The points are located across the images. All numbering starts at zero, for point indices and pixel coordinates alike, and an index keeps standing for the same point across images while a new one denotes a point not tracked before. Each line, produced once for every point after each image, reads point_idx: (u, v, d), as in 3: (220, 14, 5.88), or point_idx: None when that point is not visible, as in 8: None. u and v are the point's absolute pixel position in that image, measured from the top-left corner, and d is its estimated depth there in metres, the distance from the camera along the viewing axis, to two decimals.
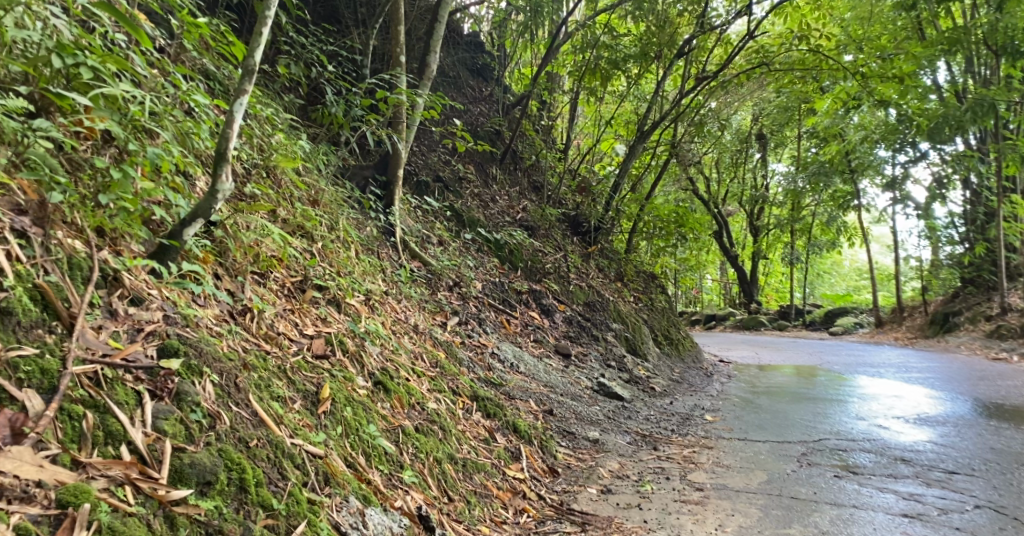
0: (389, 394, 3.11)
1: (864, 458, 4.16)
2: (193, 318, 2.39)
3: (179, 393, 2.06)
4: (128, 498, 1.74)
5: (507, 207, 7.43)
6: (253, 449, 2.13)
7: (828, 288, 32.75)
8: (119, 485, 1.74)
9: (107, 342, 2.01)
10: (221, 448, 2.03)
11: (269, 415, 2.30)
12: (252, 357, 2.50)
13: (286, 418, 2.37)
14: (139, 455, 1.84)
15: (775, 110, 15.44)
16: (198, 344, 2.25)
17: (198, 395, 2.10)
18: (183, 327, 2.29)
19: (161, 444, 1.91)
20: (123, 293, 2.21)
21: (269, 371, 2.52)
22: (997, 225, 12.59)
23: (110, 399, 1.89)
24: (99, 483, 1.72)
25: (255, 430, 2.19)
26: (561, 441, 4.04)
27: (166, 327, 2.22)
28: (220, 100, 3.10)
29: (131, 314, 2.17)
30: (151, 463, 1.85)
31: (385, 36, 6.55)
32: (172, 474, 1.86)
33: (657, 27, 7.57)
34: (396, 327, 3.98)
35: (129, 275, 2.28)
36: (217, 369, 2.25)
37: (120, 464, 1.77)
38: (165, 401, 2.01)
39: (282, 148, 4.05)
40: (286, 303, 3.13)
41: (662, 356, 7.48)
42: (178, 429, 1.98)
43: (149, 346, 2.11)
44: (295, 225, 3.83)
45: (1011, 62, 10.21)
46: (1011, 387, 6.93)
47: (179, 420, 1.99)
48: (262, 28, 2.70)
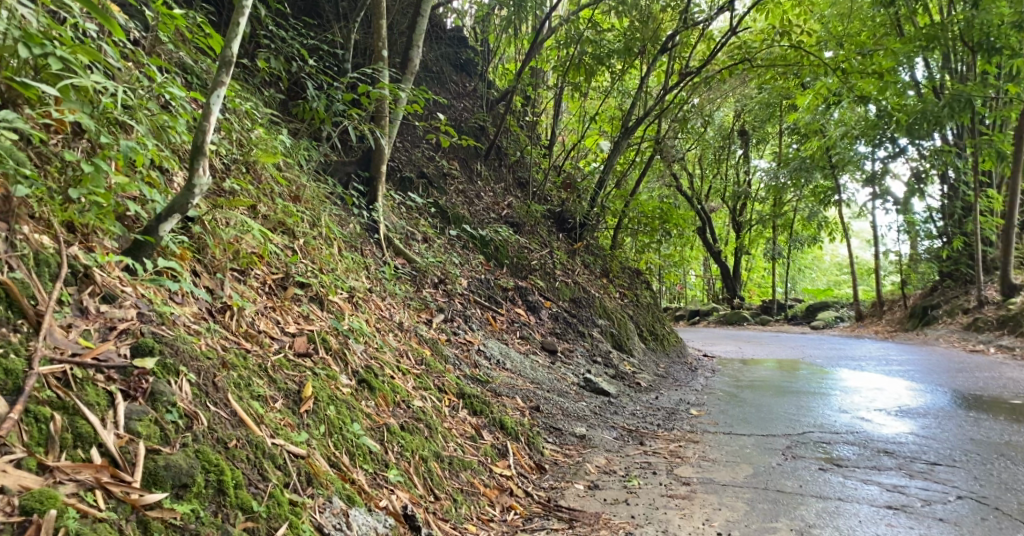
0: (373, 392, 3.07)
1: (848, 450, 4.18)
2: (169, 316, 2.33)
3: (153, 393, 2.00)
4: (98, 503, 1.69)
5: (492, 203, 7.39)
6: (231, 450, 2.08)
7: (809, 283, 33.11)
8: (89, 490, 1.69)
9: (77, 342, 1.96)
10: (198, 449, 1.97)
11: (248, 414, 2.24)
12: (232, 356, 2.44)
13: (266, 418, 2.32)
14: (111, 459, 1.79)
15: (757, 106, 15.52)
16: (174, 342, 2.20)
17: (174, 395, 2.04)
18: (158, 325, 2.24)
19: (134, 447, 1.85)
20: (94, 290, 2.15)
21: (249, 370, 2.47)
22: (974, 219, 12.76)
23: (79, 400, 1.83)
24: (67, 488, 1.67)
25: (234, 431, 2.14)
26: (547, 438, 4.01)
27: (140, 325, 2.16)
28: (197, 93, 3.04)
29: (102, 312, 2.11)
30: (124, 467, 1.80)
31: (367, 31, 6.49)
32: (146, 478, 1.81)
33: (641, 22, 7.49)
34: (380, 325, 3.94)
35: (101, 272, 2.22)
36: (194, 368, 2.19)
37: (90, 467, 1.73)
38: (138, 402, 1.95)
39: (262, 143, 3.99)
40: (267, 300, 3.07)
41: (647, 351, 7.49)
42: (152, 430, 1.92)
43: (122, 345, 2.06)
44: (275, 221, 3.77)
45: (987, 58, 10.32)
46: (989, 378, 7.02)
47: (153, 421, 1.94)
48: (240, 19, 2.64)
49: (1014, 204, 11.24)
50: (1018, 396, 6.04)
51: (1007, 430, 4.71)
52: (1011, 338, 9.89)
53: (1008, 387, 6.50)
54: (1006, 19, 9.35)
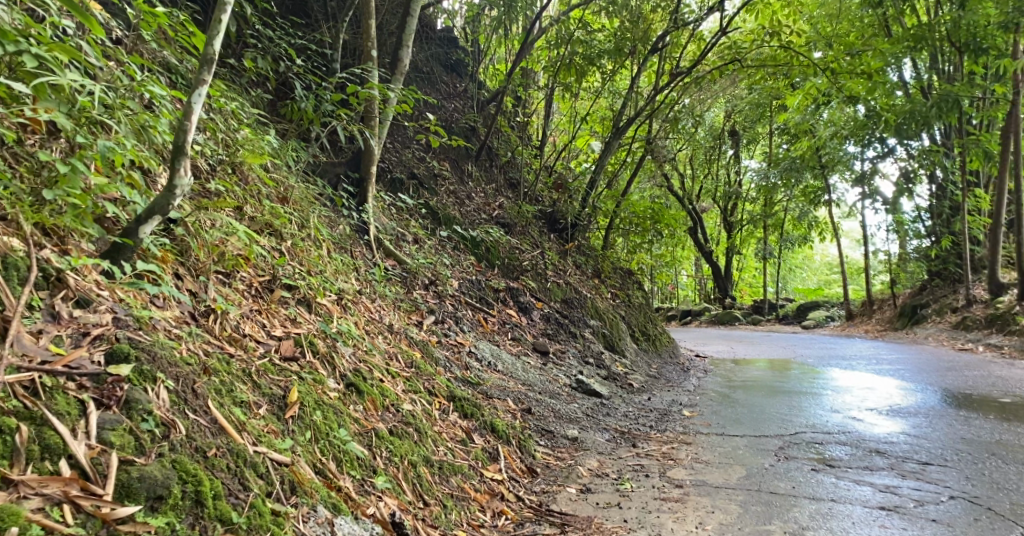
0: (362, 397, 3.02)
1: (840, 451, 4.16)
2: (148, 320, 2.27)
3: (129, 401, 1.95)
4: (66, 518, 1.65)
5: (483, 204, 7.35)
6: (211, 459, 2.03)
7: (800, 283, 33.25)
8: (56, 504, 1.65)
9: (47, 349, 1.91)
10: (175, 459, 1.92)
11: (229, 422, 2.19)
12: (214, 361, 2.39)
13: (249, 425, 2.27)
14: (80, 471, 1.75)
15: (747, 107, 15.56)
16: (152, 348, 2.14)
17: (151, 403, 1.99)
18: (136, 331, 2.17)
19: (106, 458, 1.81)
20: (67, 294, 2.10)
21: (232, 375, 2.42)
22: (962, 219, 12.82)
23: (48, 410, 1.79)
24: (32, 503, 1.63)
25: (214, 439, 2.09)
26: (539, 440, 3.98)
27: (116, 330, 2.11)
28: (180, 92, 2.99)
29: (75, 317, 2.06)
30: (94, 479, 1.76)
31: (356, 31, 6.44)
32: (118, 490, 1.77)
33: (631, 23, 7.60)
34: (370, 327, 3.89)
35: (75, 275, 2.17)
36: (173, 374, 2.13)
37: (58, 480, 1.68)
38: (112, 411, 1.91)
39: (248, 143, 3.94)
40: (253, 303, 3.02)
41: (639, 352, 7.46)
42: (126, 440, 1.87)
43: (96, 351, 2.00)
44: (262, 222, 3.72)
45: (974, 58, 10.38)
46: (979, 377, 7.04)
47: (127, 431, 1.89)
48: (221, 16, 2.60)
49: (1001, 203, 11.30)
50: (1008, 394, 6.05)
51: (998, 429, 4.71)
52: (1000, 336, 9.94)
53: (998, 386, 6.51)
54: (992, 20, 9.41)
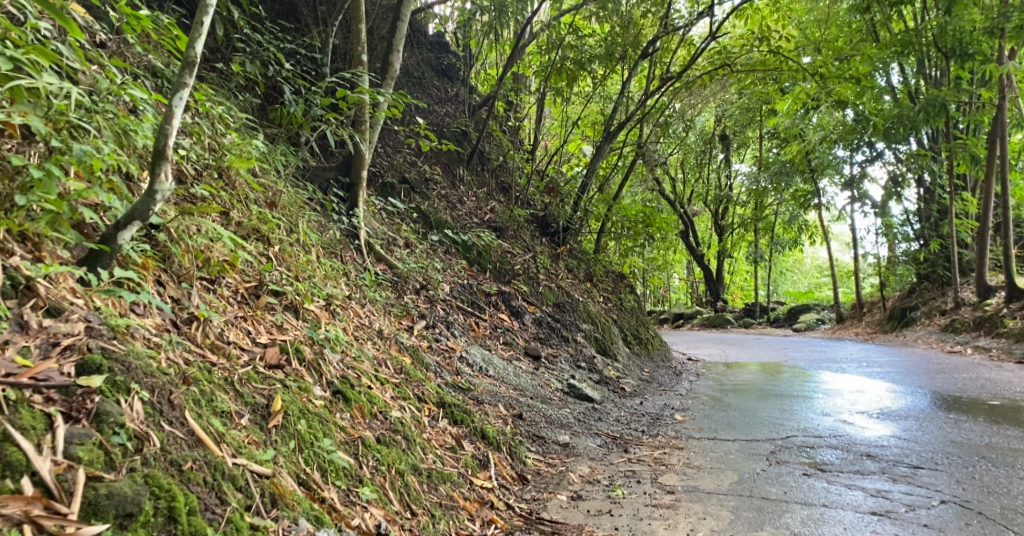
0: (349, 404, 2.98)
1: (831, 455, 4.15)
2: (124, 329, 2.24)
3: (99, 413, 1.90)
4: None
5: (475, 208, 7.31)
6: (186, 473, 1.98)
7: (791, 285, 33.40)
8: (17, 525, 1.59)
9: (14, 360, 1.86)
10: (147, 474, 1.88)
11: (207, 433, 2.15)
12: (194, 370, 2.35)
13: (228, 436, 2.23)
14: (44, 488, 1.69)
15: (738, 111, 15.62)
16: (126, 358, 2.09)
17: (122, 415, 1.94)
18: (110, 340, 2.13)
19: (73, 474, 1.75)
20: (37, 303, 2.05)
21: (213, 384, 2.38)
22: (951, 222, 12.89)
23: (11, 425, 1.73)
24: None
25: (190, 452, 2.04)
26: (530, 447, 3.94)
27: (87, 340, 2.06)
28: (162, 95, 2.95)
29: (45, 327, 2.02)
30: (59, 497, 1.70)
31: (346, 35, 6.40)
32: (84, 508, 1.72)
33: (622, 28, 7.56)
34: (359, 333, 3.84)
35: (47, 283, 2.13)
36: (148, 385, 2.09)
37: (20, 500, 1.62)
38: (81, 424, 1.86)
39: (234, 148, 3.89)
40: (238, 309, 2.98)
41: (632, 356, 7.44)
42: (94, 455, 1.82)
43: (66, 363, 1.95)
44: (249, 228, 3.66)
45: (961, 62, 10.46)
46: (969, 379, 7.05)
47: (97, 445, 1.84)
48: (203, 18, 2.57)
49: (989, 206, 11.38)
50: (997, 397, 6.06)
51: (988, 432, 4.70)
52: (988, 339, 9.98)
53: (987, 388, 6.52)
54: (978, 25, 9.49)
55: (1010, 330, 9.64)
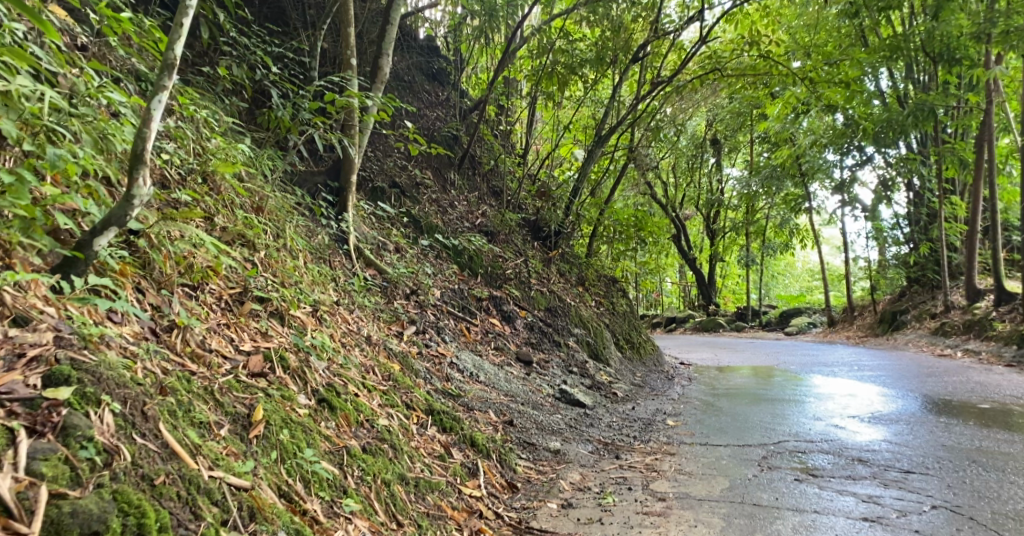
0: (334, 413, 2.94)
1: (822, 460, 4.12)
2: (97, 339, 2.20)
3: (65, 427, 1.86)
4: None
5: (466, 212, 7.28)
6: (159, 487, 1.94)
7: (782, 289, 33.51)
8: None
9: None
10: (115, 490, 1.83)
11: (183, 446, 2.11)
12: (172, 380, 2.32)
13: (205, 448, 2.19)
14: (4, 507, 1.64)
15: (729, 115, 15.67)
16: (97, 368, 2.05)
17: (91, 428, 1.90)
18: (80, 350, 2.10)
19: (34, 492, 1.70)
20: (4, 313, 2.04)
21: (191, 394, 2.35)
22: (939, 226, 12.96)
23: None
24: None
25: (164, 465, 2.00)
26: (520, 454, 3.90)
27: (56, 350, 2.03)
28: (141, 99, 2.92)
29: (12, 338, 1.99)
30: (19, 516, 1.65)
31: (335, 39, 6.36)
32: (46, 528, 1.67)
33: (612, 32, 7.48)
34: (347, 339, 3.80)
35: (15, 292, 2.11)
36: (119, 396, 2.05)
37: None
38: (45, 439, 1.82)
39: (219, 152, 3.85)
40: (221, 316, 2.94)
41: (624, 360, 7.41)
42: (59, 471, 1.77)
43: (32, 375, 1.92)
44: (234, 233, 3.61)
45: (948, 67, 10.54)
46: (959, 383, 7.06)
47: (62, 461, 1.79)
48: (184, 19, 2.53)
49: (977, 210, 11.44)
50: (987, 400, 6.06)
51: (978, 436, 4.70)
52: (978, 342, 10.01)
53: (977, 391, 6.52)
54: (965, 30, 9.56)
55: (999, 333, 9.67)
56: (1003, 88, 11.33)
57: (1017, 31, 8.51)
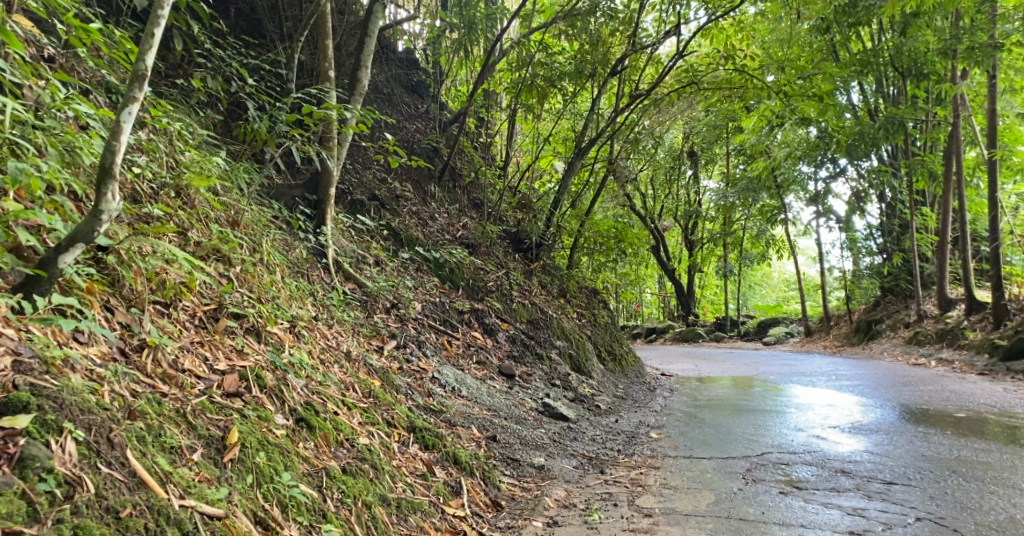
0: (313, 432, 2.86)
1: (806, 472, 4.10)
2: (60, 362, 2.13)
3: (23, 458, 1.82)
4: None
5: (446, 224, 7.22)
6: (124, 521, 1.88)
7: (759, 299, 33.88)
8: None
9: None
10: (76, 525, 1.79)
11: (152, 474, 2.04)
12: (142, 403, 2.25)
13: (176, 475, 2.12)
14: None
15: (705, 128, 15.83)
16: (59, 394, 2.00)
17: (50, 459, 1.86)
18: (41, 375, 2.04)
19: None
20: None
21: (162, 417, 2.28)
22: (912, 236, 13.16)
23: None
24: None
25: (130, 496, 1.94)
26: (504, 471, 3.83)
27: (14, 376, 1.97)
28: (111, 111, 2.86)
29: None
30: None
31: (313, 51, 6.30)
32: None
33: (590, 45, 7.49)
34: (326, 356, 3.71)
35: None
36: (84, 423, 2.00)
37: None
38: (3, 472, 1.78)
39: (193, 165, 3.77)
40: (195, 334, 2.86)
41: (606, 372, 7.37)
42: (16, 507, 1.74)
43: None
44: (208, 248, 3.52)
45: (917, 81, 10.77)
46: (934, 392, 7.12)
47: (18, 496, 1.76)
48: (154, 29, 2.47)
49: (947, 221, 11.64)
50: (962, 409, 6.11)
51: (956, 445, 4.72)
52: (951, 351, 10.12)
53: (952, 400, 6.58)
54: (931, 46, 9.76)
55: (972, 342, 9.80)
56: (970, 102, 11.59)
57: (982, 46, 8.71)
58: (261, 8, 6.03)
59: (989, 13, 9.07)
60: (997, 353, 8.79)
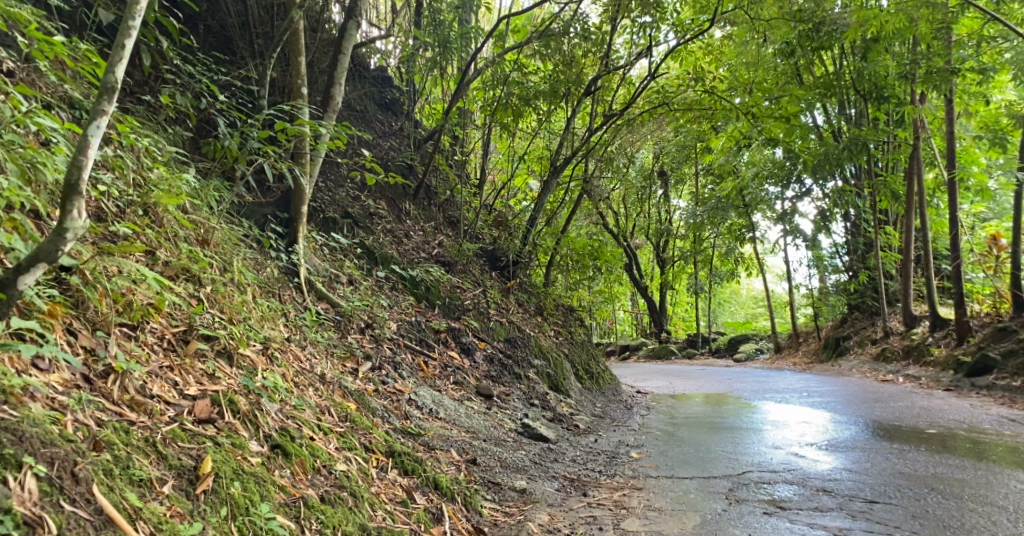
0: (289, 459, 2.74)
1: (788, 491, 4.07)
2: (20, 391, 2.02)
3: None
4: None
5: (421, 242, 7.13)
6: None
7: (728, 315, 34.25)
8: None
9: None
10: None
11: (120, 511, 1.93)
12: (108, 432, 2.14)
13: (147, 511, 2.02)
14: None
15: (674, 148, 16.03)
16: (19, 427, 1.89)
17: (8, 498, 1.74)
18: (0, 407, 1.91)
19: None
20: None
21: (131, 447, 2.17)
22: (877, 255, 13.40)
23: None
24: None
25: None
26: (486, 495, 3.72)
27: None
28: (76, 126, 2.74)
29: None
30: None
31: (285, 68, 6.21)
32: None
33: (565, 65, 7.51)
34: (300, 379, 3.58)
35: None
36: (45, 457, 1.89)
37: None
38: None
39: (162, 183, 3.64)
40: (163, 358, 2.73)
41: (583, 391, 7.30)
42: None
43: None
44: (177, 267, 3.39)
45: (878, 104, 11.04)
46: (905, 408, 7.18)
47: None
48: (125, 41, 2.37)
49: (910, 240, 11.88)
50: (934, 425, 6.15)
51: (931, 462, 4.73)
52: (916, 367, 10.26)
53: (923, 416, 6.64)
54: (891, 71, 10.03)
55: (937, 358, 9.95)
56: (929, 124, 11.90)
57: (939, 71, 8.98)
58: (232, 25, 5.92)
59: (944, 40, 9.36)
60: (962, 369, 8.93)
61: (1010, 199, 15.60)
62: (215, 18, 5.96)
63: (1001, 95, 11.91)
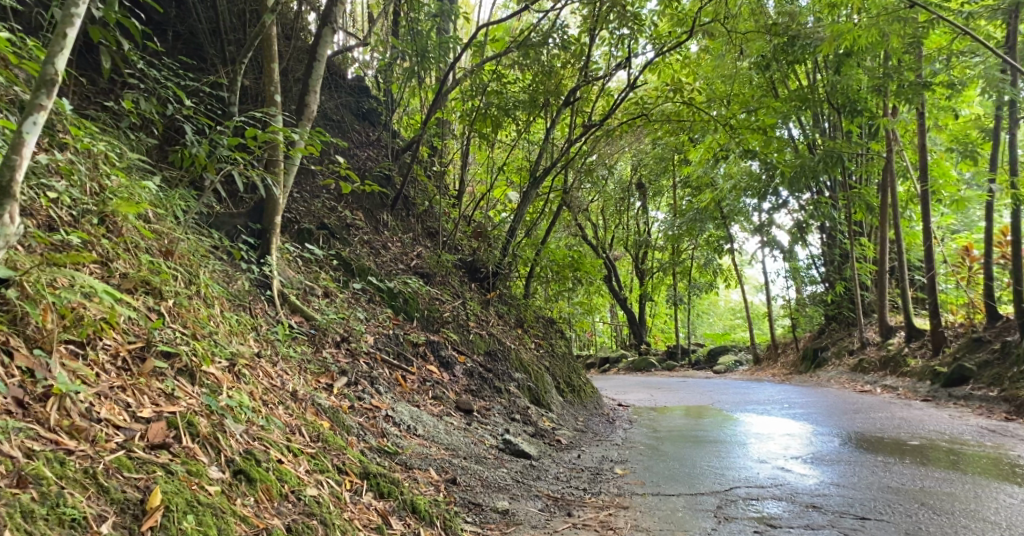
0: (253, 486, 2.57)
1: (776, 507, 3.95)
2: None
3: None
4: None
5: (399, 254, 6.95)
6: None
7: (707, 327, 34.28)
8: None
9: None
10: None
11: None
12: (37, 466, 2.01)
13: None
14: None
15: (653, 159, 16.01)
16: None
17: None
18: None
19: None
20: None
21: (63, 481, 2.03)
22: (854, 266, 13.42)
23: None
24: None
25: None
26: (466, 517, 3.54)
27: None
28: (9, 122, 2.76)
29: None
30: None
31: (257, 75, 6.02)
32: None
33: (544, 75, 7.43)
34: (269, 397, 3.38)
35: None
36: None
37: None
38: None
39: (121, 191, 3.46)
40: (115, 378, 2.55)
41: (565, 404, 7.14)
42: None
43: None
44: (136, 279, 3.19)
45: (851, 117, 11.06)
46: (886, 418, 7.11)
47: None
48: (66, 30, 2.34)
49: (885, 251, 11.92)
50: (915, 436, 6.07)
51: (918, 475, 4.63)
52: (894, 378, 10.24)
53: (904, 427, 6.55)
54: (863, 84, 10.07)
55: (914, 369, 9.93)
56: (901, 137, 11.99)
57: (911, 85, 9.10)
58: (202, 31, 5.73)
59: (915, 54, 9.39)
60: (939, 380, 8.89)
61: (980, 212, 15.79)
62: (184, 24, 5.77)
63: (971, 109, 12.01)
